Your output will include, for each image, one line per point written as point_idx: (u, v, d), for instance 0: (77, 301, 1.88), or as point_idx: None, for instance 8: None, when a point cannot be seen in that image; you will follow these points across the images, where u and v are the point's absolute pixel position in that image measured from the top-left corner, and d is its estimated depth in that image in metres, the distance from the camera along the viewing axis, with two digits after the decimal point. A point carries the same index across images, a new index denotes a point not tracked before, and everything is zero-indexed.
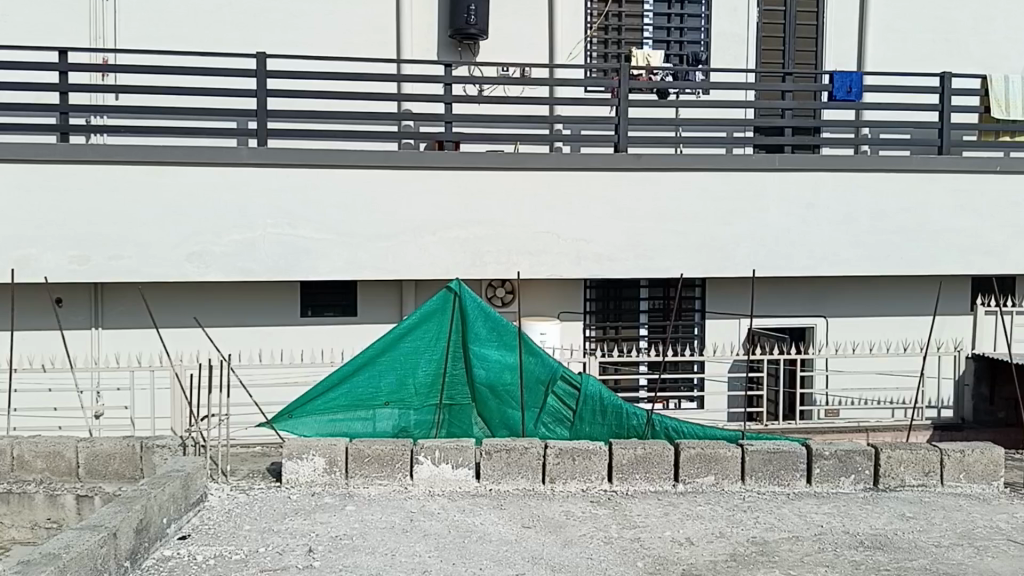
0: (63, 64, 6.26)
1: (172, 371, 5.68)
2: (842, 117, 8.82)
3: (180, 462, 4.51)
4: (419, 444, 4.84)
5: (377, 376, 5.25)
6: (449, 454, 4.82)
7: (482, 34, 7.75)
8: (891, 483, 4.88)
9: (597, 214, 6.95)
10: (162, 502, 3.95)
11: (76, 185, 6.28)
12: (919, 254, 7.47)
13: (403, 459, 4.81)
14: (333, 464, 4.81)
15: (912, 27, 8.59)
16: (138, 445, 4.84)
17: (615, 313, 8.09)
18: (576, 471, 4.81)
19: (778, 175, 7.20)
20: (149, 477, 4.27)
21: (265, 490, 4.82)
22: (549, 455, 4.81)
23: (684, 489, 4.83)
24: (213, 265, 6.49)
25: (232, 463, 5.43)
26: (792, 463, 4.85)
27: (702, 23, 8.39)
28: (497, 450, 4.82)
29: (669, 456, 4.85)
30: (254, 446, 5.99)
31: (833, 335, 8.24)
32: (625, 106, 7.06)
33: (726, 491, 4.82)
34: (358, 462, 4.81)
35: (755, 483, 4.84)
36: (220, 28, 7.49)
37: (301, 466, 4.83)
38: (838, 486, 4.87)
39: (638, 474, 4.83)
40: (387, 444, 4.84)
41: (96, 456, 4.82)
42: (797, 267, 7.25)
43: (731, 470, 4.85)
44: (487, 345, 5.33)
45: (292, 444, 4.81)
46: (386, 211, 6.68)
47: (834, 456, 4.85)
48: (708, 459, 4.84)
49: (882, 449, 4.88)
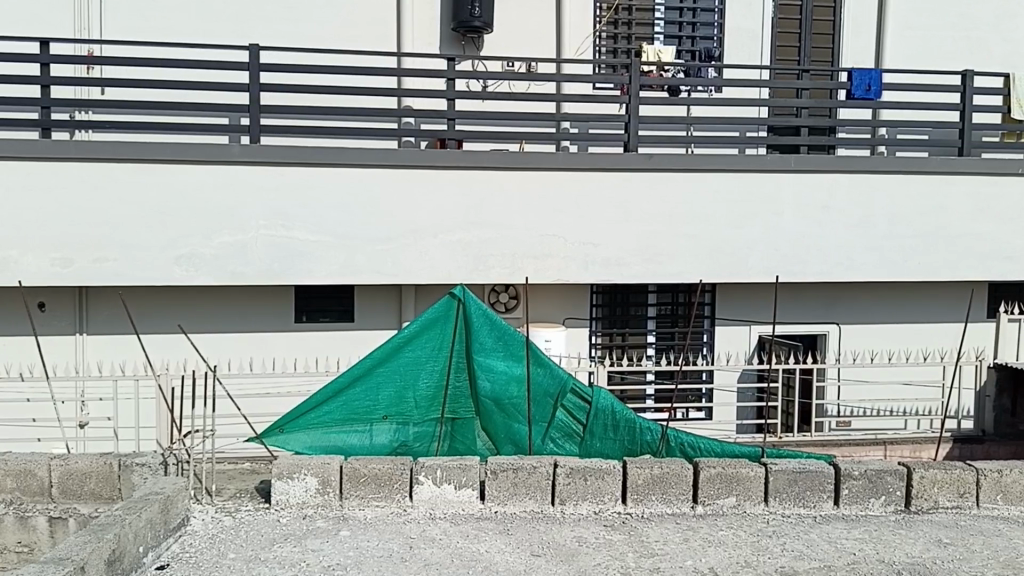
0: (46, 56, 6.03)
1: (155, 383, 5.40)
2: (859, 117, 8.58)
3: (160, 483, 4.25)
4: (419, 463, 4.57)
5: (374, 388, 4.98)
6: (452, 474, 4.54)
7: (486, 27, 7.47)
8: (923, 504, 4.60)
9: (606, 217, 6.68)
10: (138, 530, 3.69)
11: (58, 184, 6.03)
12: (940, 259, 7.18)
13: (403, 479, 4.53)
14: (326, 484, 4.54)
15: (932, 24, 8.33)
16: (116, 464, 4.57)
17: (622, 319, 7.83)
18: (588, 492, 4.53)
19: (793, 176, 6.92)
20: (124, 501, 4.01)
21: (252, 512, 4.53)
22: (559, 475, 4.54)
23: (704, 512, 4.55)
24: (203, 268, 6.24)
25: (218, 482, 5.12)
26: (819, 484, 4.57)
27: (715, 18, 8.14)
28: (503, 470, 4.55)
29: (687, 476, 4.57)
30: (244, 462, 5.68)
31: (847, 344, 7.97)
32: (636, 103, 6.78)
33: (748, 514, 4.55)
34: (354, 482, 4.54)
35: (779, 505, 4.57)
36: (212, 19, 7.25)
37: (292, 486, 4.54)
38: (867, 508, 4.59)
39: (654, 496, 4.55)
40: (385, 463, 4.57)
41: (71, 475, 4.56)
42: (812, 273, 6.98)
43: (754, 491, 4.57)
44: (492, 355, 5.05)
45: (282, 464, 4.53)
46: (384, 212, 6.41)
47: (864, 476, 4.57)
48: (729, 480, 4.56)
49: (915, 468, 4.59)
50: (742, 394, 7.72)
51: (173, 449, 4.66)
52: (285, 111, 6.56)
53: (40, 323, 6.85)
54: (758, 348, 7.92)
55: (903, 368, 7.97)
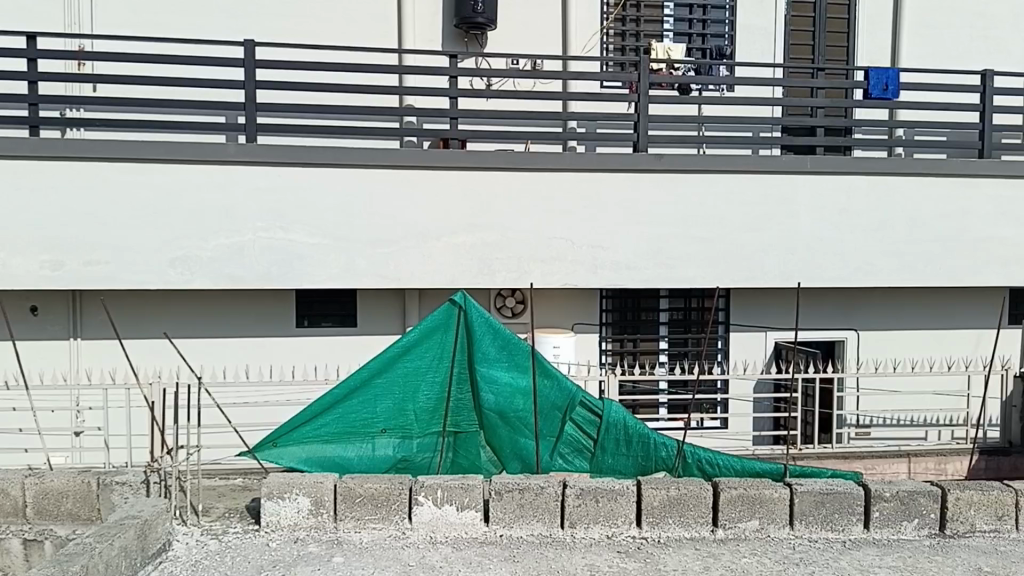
0: (34, 51, 6.03)
1: (142, 394, 5.19)
2: (875, 117, 8.35)
3: (139, 506, 4.05)
4: (419, 482, 4.34)
5: (372, 400, 4.79)
6: (454, 494, 4.31)
7: (490, 24, 7.26)
8: (959, 528, 4.35)
9: (616, 219, 6.44)
10: (109, 559, 3.48)
11: (48, 184, 5.83)
12: (962, 264, 6.92)
13: (402, 499, 4.30)
14: (319, 505, 4.30)
15: (951, 21, 8.08)
16: (95, 482, 4.37)
17: (633, 325, 7.58)
18: (600, 514, 4.30)
19: (809, 178, 6.68)
20: (98, 526, 3.80)
21: (239, 535, 4.30)
22: (568, 495, 4.30)
23: (724, 536, 4.31)
24: (198, 271, 6.03)
25: (207, 500, 4.91)
26: (848, 505, 4.32)
27: (726, 15, 7.91)
28: (508, 490, 4.30)
29: (706, 497, 4.33)
30: (235, 477, 5.45)
31: (865, 351, 7.70)
32: (646, 101, 6.53)
33: (772, 538, 4.30)
34: (349, 503, 4.30)
35: (806, 529, 4.32)
36: (206, 14, 7.13)
37: (283, 506, 4.31)
38: (900, 531, 4.34)
39: (671, 518, 4.32)
40: (382, 482, 4.34)
41: (47, 494, 4.35)
42: (829, 278, 6.72)
43: (778, 514, 4.33)
44: (496, 366, 4.85)
45: (274, 483, 4.30)
46: (385, 214, 6.18)
47: (896, 498, 4.32)
48: (750, 502, 4.31)
49: (950, 490, 4.35)
50: (758, 404, 7.52)
51: (155, 468, 4.43)
52: (283, 109, 6.36)
53: (33, 328, 6.67)
54: (774, 355, 7.66)
55: (925, 378, 7.70)
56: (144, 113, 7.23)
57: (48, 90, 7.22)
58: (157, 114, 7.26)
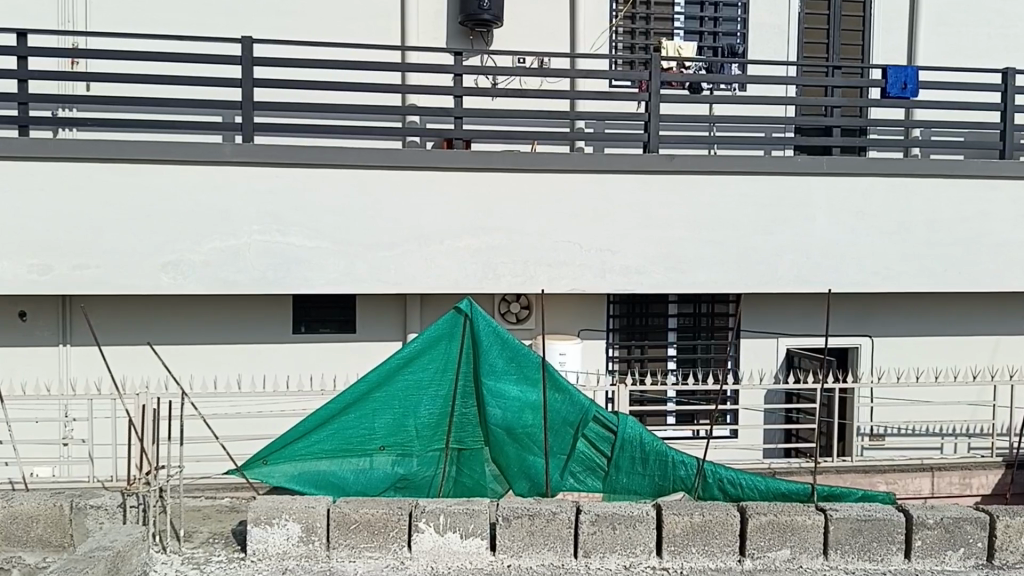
0: (23, 48, 5.80)
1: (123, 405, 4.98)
2: (891, 116, 8.08)
3: (113, 535, 3.88)
4: (420, 507, 4.11)
5: (370, 416, 4.58)
6: (457, 521, 4.09)
7: (496, 21, 7.02)
8: (1008, 557, 4.16)
9: (626, 221, 6.18)
10: None
11: (37, 186, 5.58)
12: (984, 269, 6.66)
13: (401, 526, 4.07)
14: (310, 532, 4.06)
15: (969, 20, 7.81)
16: (68, 506, 4.17)
17: (641, 331, 7.31)
18: (617, 543, 4.09)
19: (826, 180, 6.41)
20: (65, 559, 3.61)
21: (223, 566, 4.08)
22: (582, 522, 4.10)
23: (752, 566, 4.13)
24: (192, 276, 5.77)
25: (191, 522, 4.68)
26: (888, 533, 4.14)
27: (739, 13, 7.66)
28: (517, 516, 4.10)
29: (733, 525, 4.14)
30: (222, 496, 5.15)
31: (881, 359, 7.44)
32: (657, 100, 6.27)
33: (805, 569, 4.13)
34: (343, 530, 4.06)
35: (841, 558, 4.14)
36: (202, 10, 6.88)
37: (271, 534, 4.07)
38: (944, 561, 4.15)
39: (694, 548, 4.12)
40: (379, 507, 4.10)
41: (16, 519, 4.14)
42: (846, 283, 6.45)
43: (812, 543, 4.14)
44: (504, 379, 4.63)
45: (260, 508, 4.06)
46: (387, 216, 5.92)
47: (940, 525, 4.13)
48: (782, 529, 4.13)
49: (999, 517, 4.16)
50: (770, 414, 7.30)
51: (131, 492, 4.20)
52: (281, 108, 6.12)
53: (20, 335, 6.42)
54: (786, 363, 7.41)
55: (948, 388, 7.42)
56: (140, 113, 7.00)
57: (40, 89, 6.99)
58: (153, 113, 7.03)
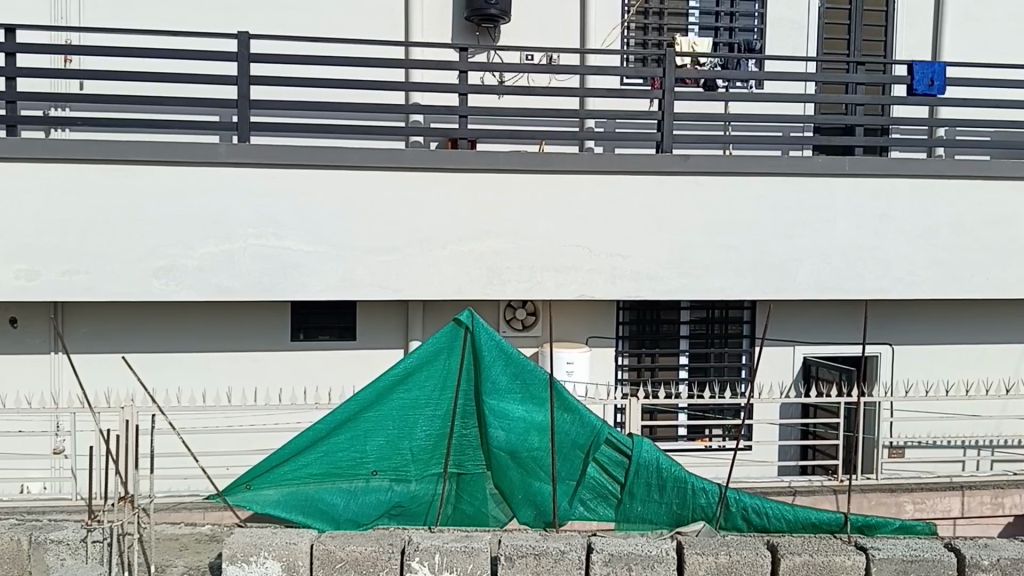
0: (12, 45, 5.54)
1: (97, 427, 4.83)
2: (914, 115, 7.73)
3: None
4: (414, 545, 4.00)
5: (361, 438, 4.37)
6: (455, 561, 3.97)
7: (503, 16, 6.73)
8: None
9: (639, 225, 5.87)
10: None
11: (24, 188, 5.31)
12: (1015, 275, 6.31)
13: (392, 565, 3.95)
14: (292, 571, 3.96)
15: (996, 14, 7.46)
16: (26, 541, 4.20)
17: (652, 338, 6.99)
18: None
19: (849, 181, 6.07)
20: None
21: None
22: (595, 562, 3.98)
23: None
24: (184, 283, 5.49)
25: (167, 554, 4.59)
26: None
27: (756, 8, 7.33)
28: (522, 556, 3.99)
29: (763, 564, 4.03)
30: (203, 524, 5.05)
31: (902, 373, 7.09)
32: (671, 99, 5.95)
33: None
34: (327, 568, 3.97)
35: None
36: (199, 5, 6.61)
37: (249, 572, 3.97)
38: None
39: None
40: (368, 545, 3.99)
41: None
42: (867, 290, 6.11)
43: None
44: (507, 398, 4.41)
45: (237, 546, 3.96)
46: (388, 219, 5.63)
47: (996, 567, 4.03)
48: (818, 571, 4.03)
49: None
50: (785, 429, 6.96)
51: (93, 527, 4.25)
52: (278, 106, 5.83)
53: (11, 341, 6.16)
54: (804, 374, 7.06)
55: (976, 401, 7.05)
56: (135, 113, 6.75)
57: (31, 88, 6.73)
58: (148, 114, 6.78)
